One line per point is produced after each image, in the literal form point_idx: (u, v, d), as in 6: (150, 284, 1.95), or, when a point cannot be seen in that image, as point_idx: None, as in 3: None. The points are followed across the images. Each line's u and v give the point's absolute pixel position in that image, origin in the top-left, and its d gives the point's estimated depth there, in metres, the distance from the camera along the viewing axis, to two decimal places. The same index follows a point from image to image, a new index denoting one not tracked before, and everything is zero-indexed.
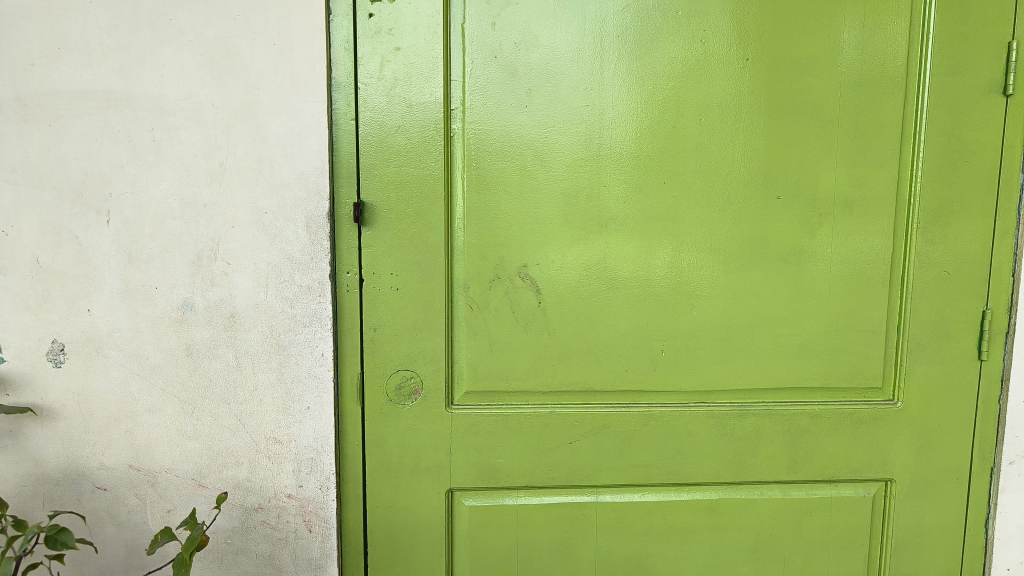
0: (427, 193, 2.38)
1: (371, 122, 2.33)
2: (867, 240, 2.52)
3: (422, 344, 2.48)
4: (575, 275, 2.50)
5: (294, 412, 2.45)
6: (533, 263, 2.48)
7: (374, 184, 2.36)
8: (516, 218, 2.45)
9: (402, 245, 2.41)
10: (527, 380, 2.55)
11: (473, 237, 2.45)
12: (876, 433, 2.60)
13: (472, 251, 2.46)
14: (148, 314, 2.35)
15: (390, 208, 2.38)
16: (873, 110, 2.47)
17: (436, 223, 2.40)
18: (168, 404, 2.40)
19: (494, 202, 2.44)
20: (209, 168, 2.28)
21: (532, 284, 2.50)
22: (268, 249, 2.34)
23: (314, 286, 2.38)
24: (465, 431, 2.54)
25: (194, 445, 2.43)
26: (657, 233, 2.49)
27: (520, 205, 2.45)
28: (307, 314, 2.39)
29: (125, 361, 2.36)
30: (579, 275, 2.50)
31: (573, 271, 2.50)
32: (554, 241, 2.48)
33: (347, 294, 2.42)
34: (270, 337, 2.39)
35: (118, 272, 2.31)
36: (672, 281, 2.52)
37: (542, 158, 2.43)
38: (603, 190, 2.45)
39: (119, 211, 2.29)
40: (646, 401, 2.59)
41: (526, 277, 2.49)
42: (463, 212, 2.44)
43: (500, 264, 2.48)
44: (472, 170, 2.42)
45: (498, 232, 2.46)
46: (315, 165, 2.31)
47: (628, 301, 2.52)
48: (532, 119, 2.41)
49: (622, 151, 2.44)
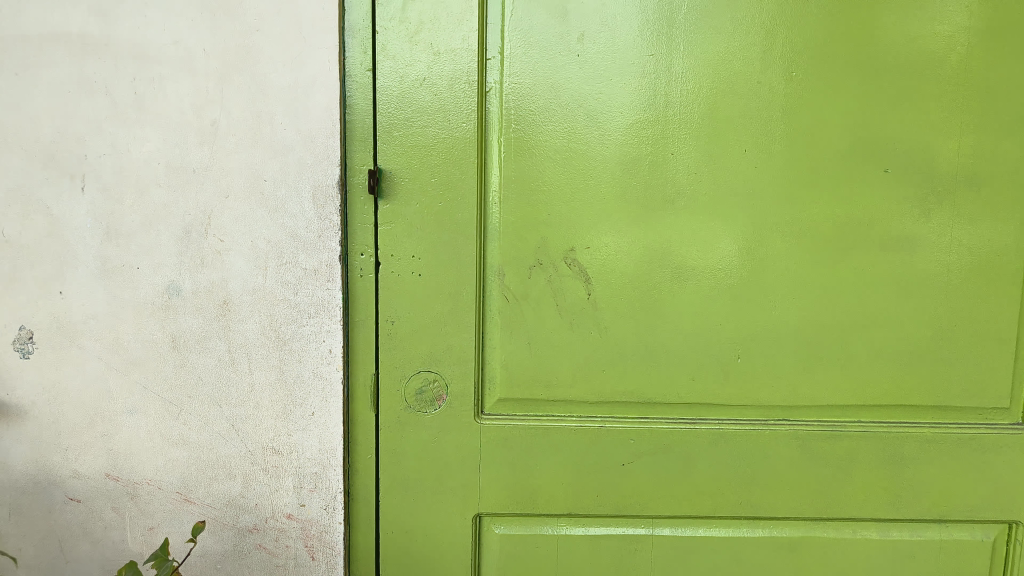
0: (456, 160, 2.00)
1: (391, 74, 1.96)
2: (996, 227, 2.06)
3: (449, 341, 2.09)
4: (631, 262, 2.09)
5: (296, 419, 2.08)
6: (582, 247, 2.08)
7: (393, 149, 1.99)
8: (562, 191, 2.06)
9: (426, 223, 2.03)
10: (572, 388, 2.14)
11: (510, 213, 2.06)
12: (999, 463, 2.13)
13: (509, 231, 2.07)
14: (128, 299, 2.00)
15: (412, 179, 2.00)
16: (1007, 65, 2.00)
17: (467, 197, 2.02)
18: (151, 405, 2.06)
19: (536, 171, 2.05)
20: (200, 127, 1.93)
21: (581, 273, 2.09)
22: (267, 224, 1.97)
23: (321, 270, 2.00)
24: (497, 446, 2.14)
25: (181, 453, 2.08)
26: (731, 213, 2.07)
27: (567, 176, 2.05)
28: (313, 303, 2.02)
29: (101, 353, 2.02)
30: (636, 261, 2.08)
31: (630, 257, 2.08)
32: (607, 220, 2.07)
33: (360, 280, 2.05)
34: (269, 329, 2.03)
35: (94, 248, 1.97)
36: (749, 273, 2.09)
37: (594, 121, 2.04)
38: (670, 158, 2.05)
39: (96, 175, 1.94)
40: (716, 416, 2.16)
41: (573, 264, 2.09)
42: (499, 184, 2.05)
43: (542, 247, 2.08)
44: (510, 133, 2.03)
45: (541, 209, 2.06)
46: (325, 125, 1.94)
47: (696, 294, 2.10)
48: (583, 72, 2.02)
49: (692, 112, 2.03)
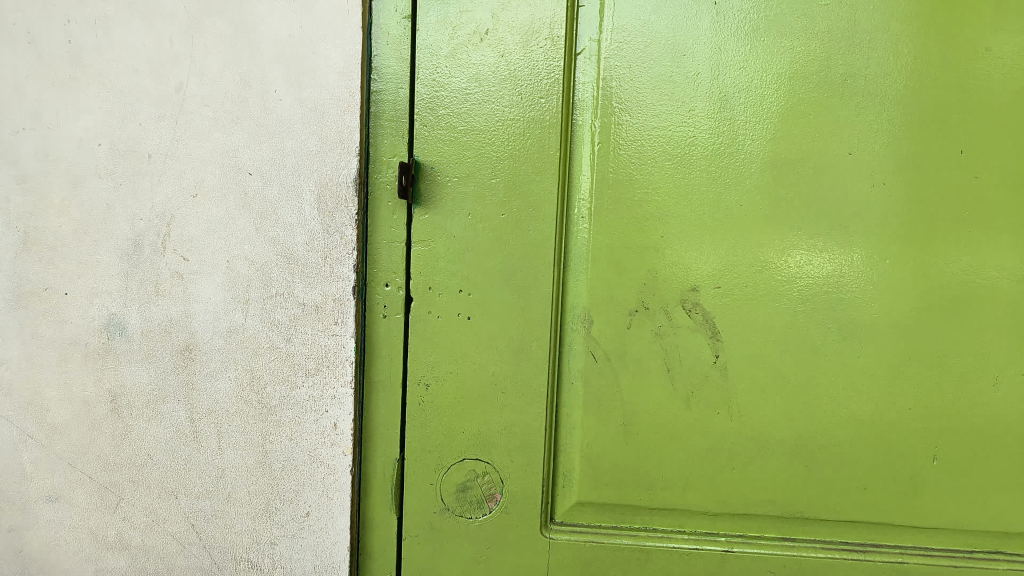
0: (530, 152, 1.36)
1: (439, 25, 1.34)
2: None
3: (507, 416, 1.44)
4: (719, 277, 1.42)
5: (284, 521, 1.43)
6: (707, 288, 1.43)
7: (436, 133, 1.36)
8: (684, 204, 1.40)
9: (484, 243, 1.39)
10: (684, 491, 1.48)
11: (605, 232, 1.41)
12: None
13: (603, 262, 1.42)
14: (52, 338, 1.41)
15: (465, 178, 1.37)
16: None
17: (546, 206, 1.38)
18: (79, 490, 1.44)
19: (645, 171, 1.40)
20: (161, 93, 1.35)
21: (709, 324, 1.44)
22: (250, 238, 1.37)
23: (326, 307, 1.38)
24: (573, 573, 1.48)
25: (117, 563, 1.45)
26: (935, 243, 1.41)
27: (692, 181, 1.40)
28: (312, 354, 1.39)
29: (13, 413, 1.43)
30: (723, 275, 1.42)
31: (716, 271, 1.42)
32: (747, 247, 1.42)
33: (382, 323, 1.41)
34: (250, 389, 1.41)
35: (7, 263, 1.39)
36: (920, 331, 1.42)
37: (735, 101, 1.39)
38: (846, 157, 1.39)
39: (13, 161, 1.37)
40: (900, 543, 1.47)
41: (696, 314, 1.43)
42: (591, 191, 1.42)
43: (647, 285, 1.42)
44: (610, 116, 1.40)
45: (650, 229, 1.41)
46: (337, 94, 1.32)
47: (878, 361, 1.44)
48: (720, 27, 1.38)
49: (880, 90, 1.38)
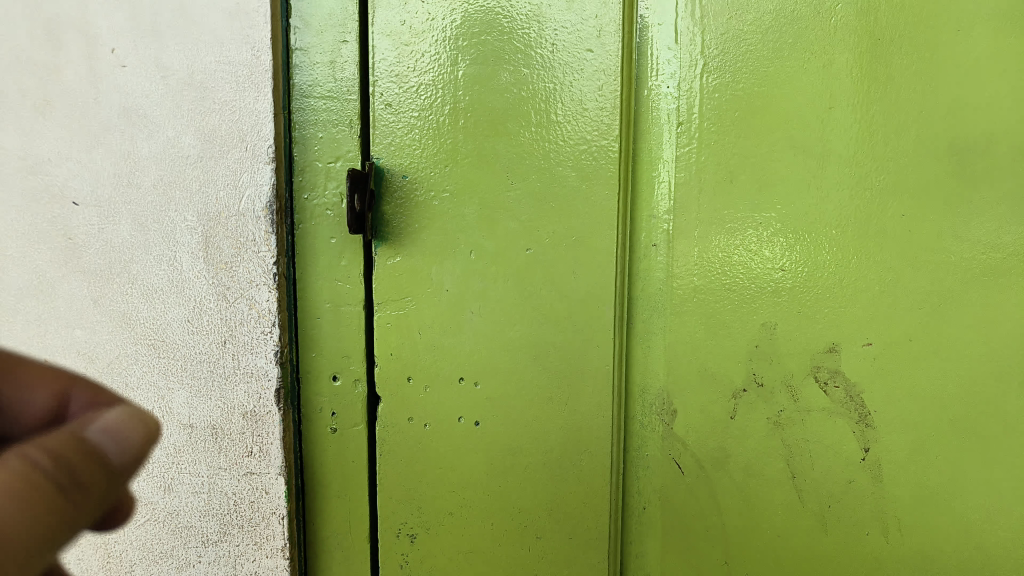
0: (569, 142, 0.79)
1: None
2: None
3: None
4: (753, 259, 0.88)
5: None
6: (853, 344, 0.88)
7: (407, 118, 0.79)
8: (821, 215, 0.86)
9: (500, 297, 0.82)
10: None
11: (687, 267, 0.89)
12: None
13: (692, 313, 0.89)
14: None
15: (461, 191, 0.80)
16: None
17: (603, 227, 0.80)
18: None
19: (757, 164, 0.85)
20: None
21: (856, 402, 0.89)
22: (82, 317, 0.82)
23: (229, 428, 0.81)
24: None
25: None
26: None
27: (832, 178, 0.85)
28: (210, 509, 0.83)
29: None
30: (741, 252, 0.88)
31: (743, 250, 0.88)
32: (925, 281, 0.85)
33: (333, 439, 0.84)
34: (109, 568, 0.86)
35: None
36: None
37: (906, 39, 0.82)
38: None
39: None
40: None
41: (833, 388, 0.90)
42: (671, 202, 0.88)
43: (759, 345, 0.89)
44: (696, 80, 0.85)
45: (760, 258, 0.88)
46: (220, 56, 0.76)
47: None
48: None
49: None
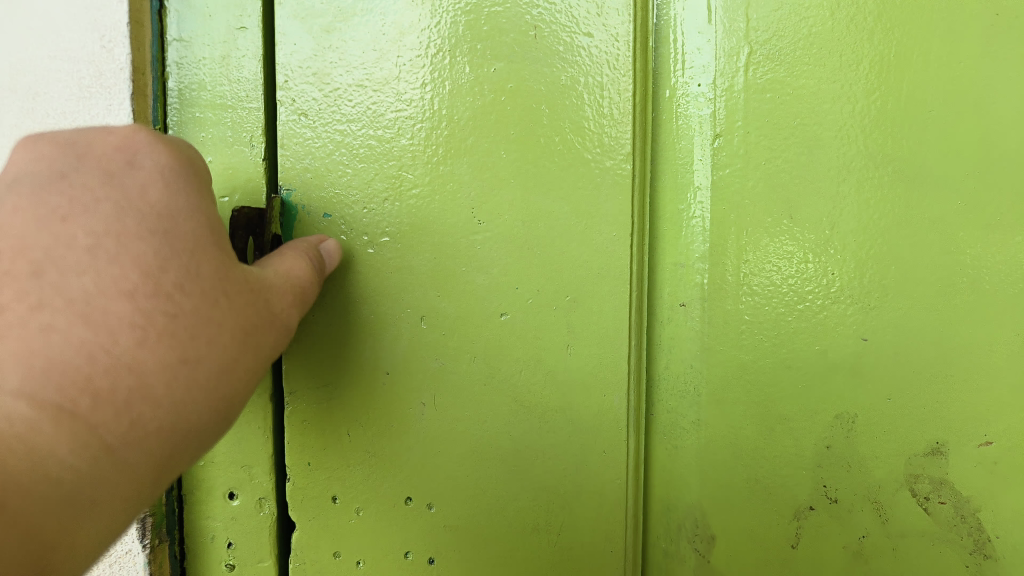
0: (561, 163, 0.56)
1: None
2: None
3: None
4: (812, 290, 0.62)
5: None
6: (965, 445, 0.63)
7: (329, 132, 0.56)
8: (917, 264, 0.61)
9: (463, 384, 0.58)
10: None
11: (729, 336, 0.63)
12: None
13: (737, 402, 0.64)
14: None
15: (405, 235, 0.56)
16: None
17: (608, 288, 0.57)
18: None
19: (827, 191, 0.61)
20: None
21: (970, 524, 0.64)
22: None
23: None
24: None
25: None
26: None
27: (933, 211, 0.60)
28: None
29: None
30: (791, 280, 0.62)
31: (794, 285, 0.62)
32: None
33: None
34: None
35: None
36: None
37: None
38: None
39: None
40: None
41: (937, 505, 0.64)
42: (704, 245, 0.63)
43: (832, 447, 0.64)
44: (740, 71, 0.60)
45: (831, 325, 0.62)
46: (58, 53, 0.57)
47: None
48: None
49: None
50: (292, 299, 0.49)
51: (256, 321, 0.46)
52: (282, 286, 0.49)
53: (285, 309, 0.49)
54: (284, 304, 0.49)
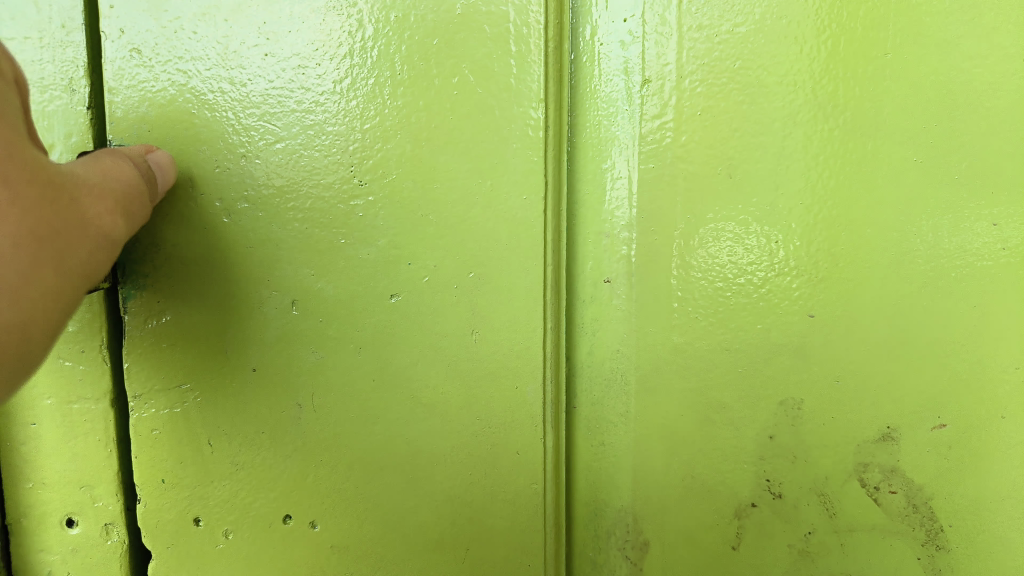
0: (457, 112, 0.46)
1: None
2: None
3: None
4: (753, 263, 0.54)
5: None
6: (916, 429, 0.57)
7: (169, 73, 0.45)
8: (871, 229, 0.54)
9: (348, 380, 0.48)
10: None
11: (659, 315, 0.55)
12: None
13: (672, 389, 0.56)
14: None
15: (268, 201, 0.46)
16: None
17: (520, 262, 0.49)
18: None
19: (772, 147, 0.53)
20: None
21: (922, 514, 0.58)
22: None
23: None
24: None
25: None
26: None
27: (887, 168, 0.53)
28: None
29: None
30: (728, 252, 0.54)
31: (736, 262, 0.54)
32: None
33: None
34: None
35: None
36: None
37: None
38: None
39: None
40: None
41: (888, 495, 0.58)
42: (635, 211, 0.54)
43: (775, 437, 0.57)
44: (671, 7, 0.52)
45: (772, 302, 0.55)
46: None
47: None
48: None
49: None
50: (111, 241, 0.38)
51: (61, 273, 0.34)
52: (104, 222, 0.38)
53: (99, 253, 0.37)
54: (99, 247, 0.37)
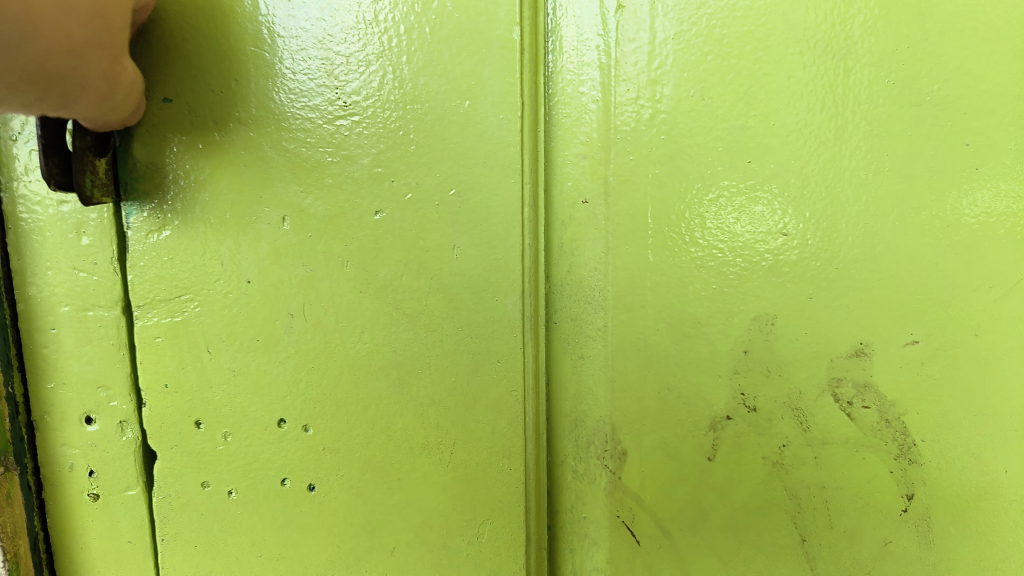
0: (439, 36, 0.49)
1: None
2: None
3: None
4: (739, 180, 0.56)
5: None
6: (890, 345, 0.58)
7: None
8: (842, 150, 0.55)
9: (337, 291, 0.52)
10: None
11: (634, 233, 0.57)
12: None
13: (644, 305, 0.59)
14: None
15: (260, 120, 0.49)
16: None
17: (498, 180, 0.51)
18: None
19: (745, 70, 0.54)
20: None
21: (895, 429, 0.59)
22: None
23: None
24: None
25: None
26: None
27: (859, 91, 0.55)
28: None
29: None
30: (709, 172, 0.56)
31: (708, 185, 0.57)
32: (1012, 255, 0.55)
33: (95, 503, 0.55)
34: None
35: None
36: None
37: None
38: None
39: None
40: None
41: (860, 410, 0.59)
42: (612, 132, 0.56)
43: (750, 351, 0.59)
44: None
45: (745, 222, 0.57)
46: None
47: None
48: None
49: None
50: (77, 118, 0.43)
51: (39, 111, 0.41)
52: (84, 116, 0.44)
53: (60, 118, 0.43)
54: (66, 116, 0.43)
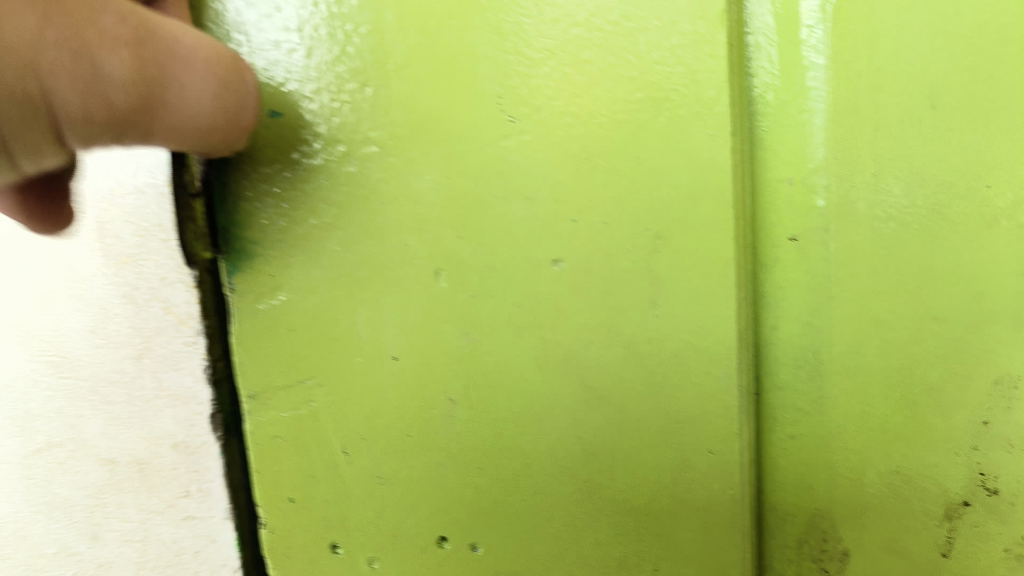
0: (627, 28, 0.38)
1: None
2: None
3: None
4: (987, 207, 0.44)
5: None
6: None
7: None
8: None
9: (507, 367, 0.40)
10: None
11: (856, 277, 0.45)
12: None
13: (870, 368, 0.46)
14: None
15: (403, 140, 0.38)
16: None
17: (708, 216, 0.39)
18: None
19: (1001, 64, 0.42)
20: None
21: None
22: None
23: (128, 400, 0.47)
24: None
25: None
26: None
27: None
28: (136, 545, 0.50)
29: None
30: (952, 199, 0.44)
31: (948, 216, 0.44)
32: None
33: None
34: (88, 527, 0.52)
35: None
36: None
37: None
38: None
39: None
40: None
41: None
42: (821, 150, 0.45)
43: (990, 423, 0.46)
44: None
45: (998, 262, 0.44)
46: None
47: None
48: None
49: None
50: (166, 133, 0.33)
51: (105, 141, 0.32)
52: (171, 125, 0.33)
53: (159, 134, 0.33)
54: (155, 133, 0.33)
